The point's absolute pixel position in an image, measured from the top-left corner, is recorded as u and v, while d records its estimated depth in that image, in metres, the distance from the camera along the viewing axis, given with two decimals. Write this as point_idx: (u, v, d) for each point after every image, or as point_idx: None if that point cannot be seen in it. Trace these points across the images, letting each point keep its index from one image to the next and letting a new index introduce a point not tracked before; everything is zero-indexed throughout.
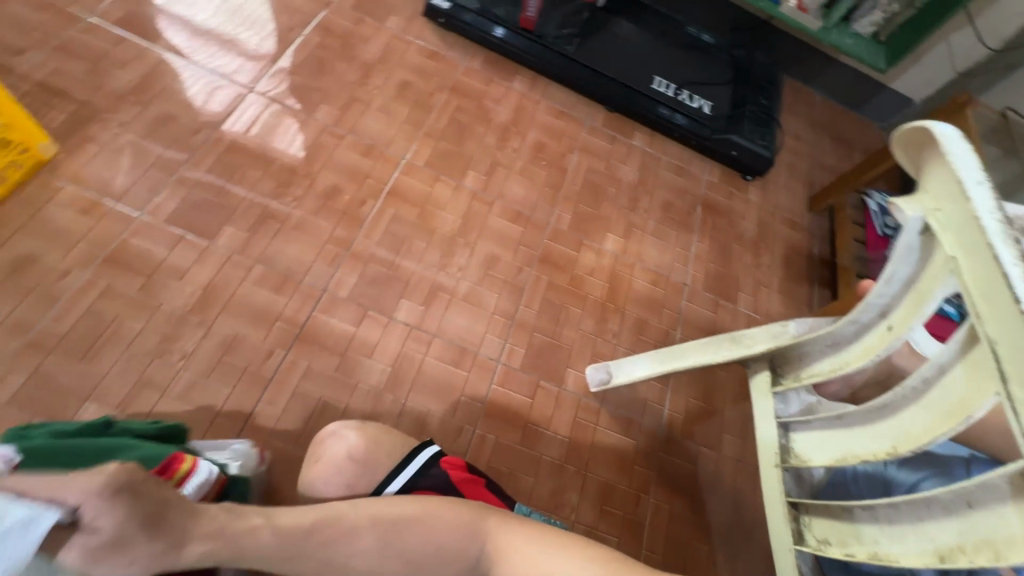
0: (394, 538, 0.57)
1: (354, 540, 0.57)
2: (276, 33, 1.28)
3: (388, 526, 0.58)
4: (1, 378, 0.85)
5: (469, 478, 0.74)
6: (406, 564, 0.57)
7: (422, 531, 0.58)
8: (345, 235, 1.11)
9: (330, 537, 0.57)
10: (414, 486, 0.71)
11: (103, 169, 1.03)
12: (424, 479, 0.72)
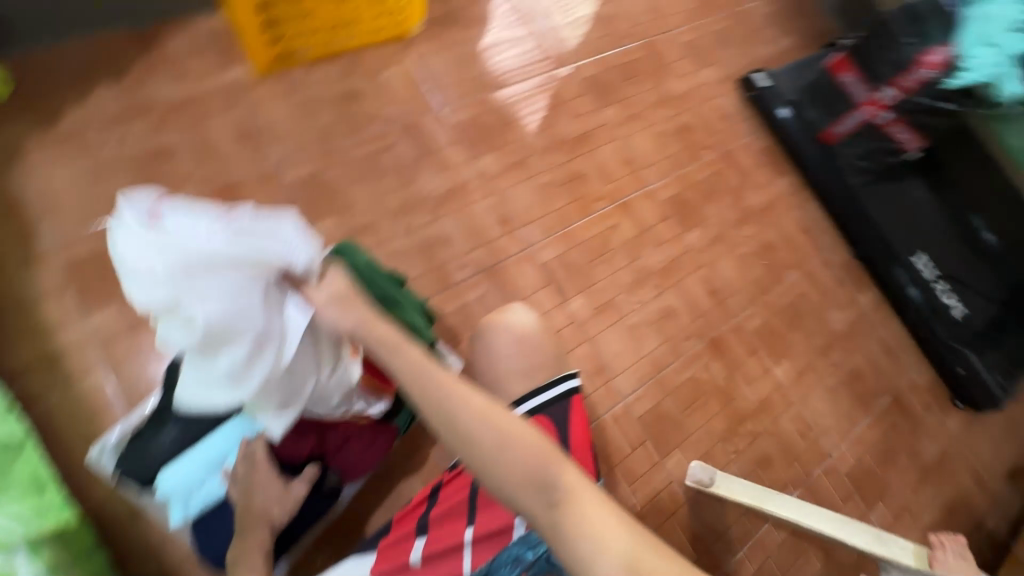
0: (490, 414, 0.55)
1: (452, 400, 0.55)
2: (613, 33, 1.42)
3: (481, 409, 0.55)
4: (294, 163, 1.04)
5: (580, 427, 0.84)
6: (500, 448, 0.54)
7: (509, 421, 0.56)
8: (568, 215, 1.19)
9: (429, 389, 0.56)
10: (545, 407, 0.83)
11: (438, 61, 1.22)
12: (556, 407, 0.83)
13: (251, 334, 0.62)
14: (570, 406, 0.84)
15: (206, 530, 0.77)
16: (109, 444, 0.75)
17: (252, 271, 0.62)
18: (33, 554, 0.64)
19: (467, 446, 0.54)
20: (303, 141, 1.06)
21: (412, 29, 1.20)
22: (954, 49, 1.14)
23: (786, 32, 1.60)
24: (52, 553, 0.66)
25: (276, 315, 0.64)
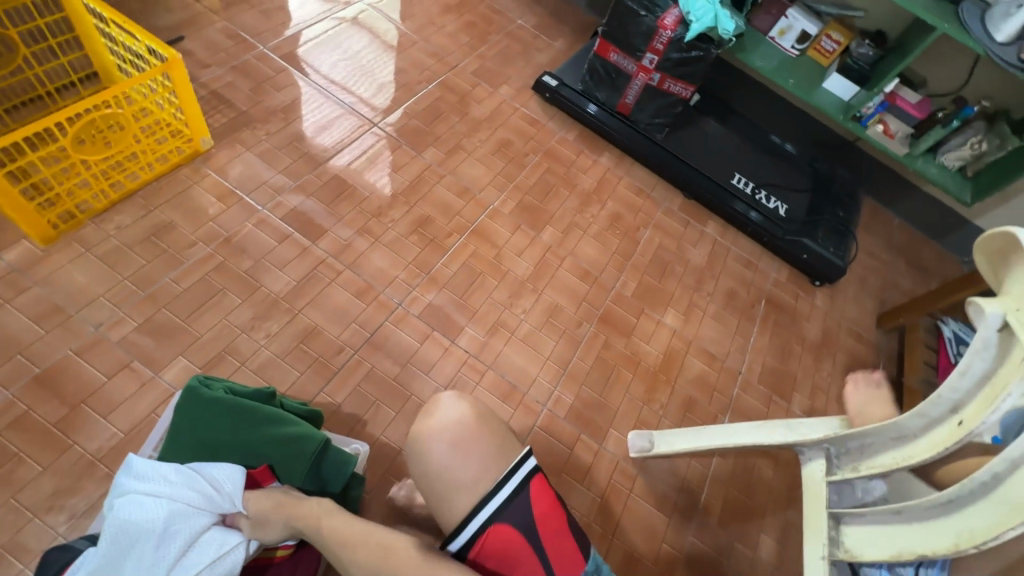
0: (373, 541, 0.65)
1: (349, 547, 0.65)
2: (406, 84, 1.49)
3: (378, 553, 0.63)
4: (118, 319, 0.96)
5: (551, 510, 0.69)
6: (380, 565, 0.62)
7: (383, 546, 0.63)
8: (427, 260, 1.21)
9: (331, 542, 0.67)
10: (502, 510, 0.67)
11: (242, 165, 1.20)
12: (515, 503, 0.67)
13: (158, 529, 0.70)
14: (534, 494, 0.68)
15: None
16: None
17: (189, 486, 0.74)
18: None
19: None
20: (119, 295, 0.98)
21: (205, 141, 1.17)
22: (679, 10, 1.35)
23: (556, 36, 1.78)
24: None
25: (182, 501, 0.72)
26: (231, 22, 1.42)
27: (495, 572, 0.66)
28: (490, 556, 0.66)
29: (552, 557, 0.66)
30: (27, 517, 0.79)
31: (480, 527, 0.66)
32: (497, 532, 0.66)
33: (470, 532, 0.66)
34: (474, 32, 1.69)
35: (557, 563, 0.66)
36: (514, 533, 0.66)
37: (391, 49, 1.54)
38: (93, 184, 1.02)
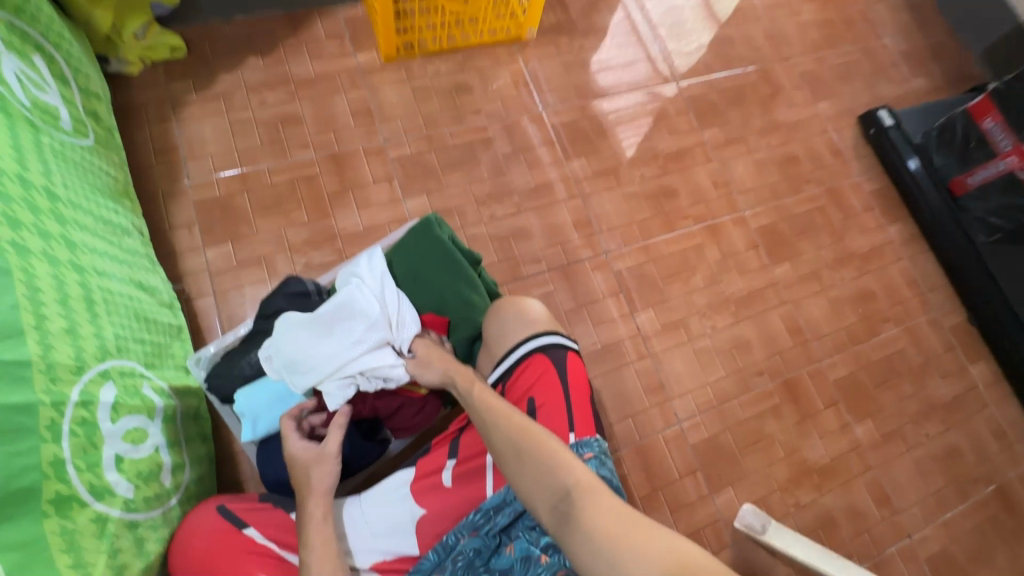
0: (505, 412, 0.59)
1: (489, 415, 0.59)
2: (725, 56, 1.40)
3: (517, 427, 0.57)
4: (401, 142, 1.12)
5: (579, 377, 0.75)
6: (512, 438, 0.56)
7: (518, 420, 0.57)
8: (651, 229, 1.18)
9: (476, 405, 0.61)
10: (537, 352, 0.75)
11: (547, 66, 1.27)
12: (550, 353, 0.75)
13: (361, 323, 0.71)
14: (571, 360, 0.76)
15: (271, 453, 0.73)
16: (206, 355, 0.78)
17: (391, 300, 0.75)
18: (163, 422, 0.70)
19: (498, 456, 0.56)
20: (409, 124, 1.14)
21: (529, 31, 1.25)
22: None
23: (919, 73, 1.49)
24: (174, 424, 0.73)
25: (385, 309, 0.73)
26: None
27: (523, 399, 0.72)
28: (525, 386, 0.73)
29: (574, 408, 0.72)
30: (283, 247, 1.01)
31: (524, 354, 0.75)
32: (533, 365, 0.74)
33: (513, 359, 0.75)
34: (827, 31, 1.49)
35: (576, 414, 0.71)
36: (548, 371, 0.73)
37: (718, 19, 1.43)
38: (436, 30, 1.18)
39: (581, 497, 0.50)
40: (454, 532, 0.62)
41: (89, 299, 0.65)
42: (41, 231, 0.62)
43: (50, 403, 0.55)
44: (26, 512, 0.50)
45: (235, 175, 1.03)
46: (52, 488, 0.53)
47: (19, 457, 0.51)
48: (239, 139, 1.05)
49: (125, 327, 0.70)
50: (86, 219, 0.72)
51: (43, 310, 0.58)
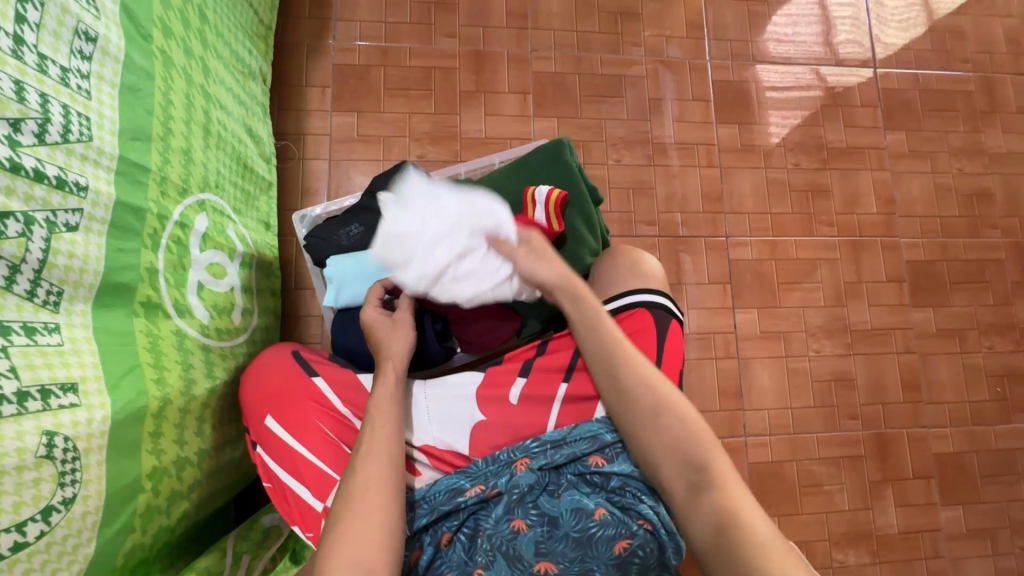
0: (624, 370, 0.56)
1: (613, 372, 0.56)
2: (947, 52, 1.16)
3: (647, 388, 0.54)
4: (547, 57, 1.04)
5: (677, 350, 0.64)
6: (641, 399, 0.54)
7: (640, 380, 0.55)
8: (787, 226, 1.05)
9: (614, 354, 0.57)
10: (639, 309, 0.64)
11: (732, 12, 1.11)
12: (655, 315, 0.64)
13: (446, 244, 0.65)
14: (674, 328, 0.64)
15: (347, 324, 0.71)
16: (312, 215, 0.79)
17: None
18: (242, 267, 0.72)
19: (626, 413, 0.55)
20: (561, 39, 1.05)
21: None
22: None
23: None
24: (249, 272, 0.74)
25: None
26: None
27: None
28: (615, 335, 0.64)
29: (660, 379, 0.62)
30: (403, 133, 0.99)
31: (623, 305, 0.65)
32: (631, 319, 0.64)
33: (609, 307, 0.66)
34: None
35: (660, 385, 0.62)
36: (645, 330, 0.63)
37: (936, 7, 1.17)
38: None
39: (715, 481, 0.48)
40: (506, 453, 0.58)
41: (207, 128, 0.66)
42: (186, 47, 0.62)
43: (157, 214, 0.56)
44: (121, 305, 0.52)
45: (377, 48, 1.00)
46: (144, 291, 0.54)
47: (123, 253, 0.52)
48: (390, 11, 1.01)
49: (228, 167, 0.70)
50: (226, 49, 0.73)
51: (168, 122, 0.58)
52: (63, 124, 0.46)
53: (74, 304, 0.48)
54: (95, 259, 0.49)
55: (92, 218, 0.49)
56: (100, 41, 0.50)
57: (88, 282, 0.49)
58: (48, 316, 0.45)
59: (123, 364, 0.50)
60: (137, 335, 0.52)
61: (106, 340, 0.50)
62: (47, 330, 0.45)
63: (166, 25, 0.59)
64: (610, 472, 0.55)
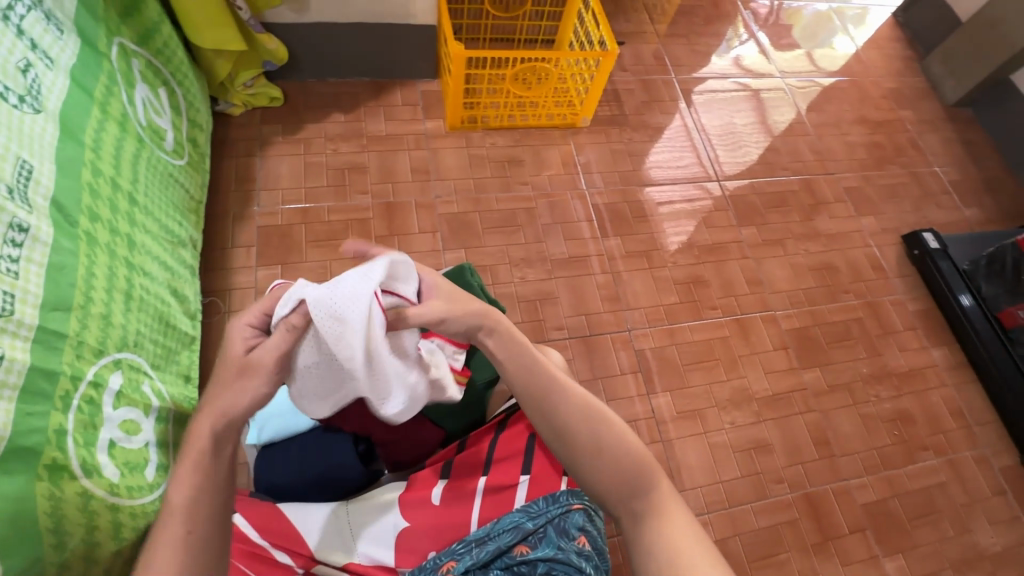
0: (567, 406, 0.60)
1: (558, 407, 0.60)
2: (770, 164, 1.46)
3: (589, 421, 0.59)
4: (450, 200, 1.21)
5: None
6: (586, 435, 0.59)
7: (583, 421, 0.60)
8: (679, 314, 1.19)
9: (550, 385, 0.61)
10: None
11: (597, 152, 1.36)
12: None
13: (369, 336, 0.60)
14: None
15: (271, 460, 0.73)
16: None
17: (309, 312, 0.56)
18: (158, 421, 0.72)
19: (571, 446, 0.59)
20: (461, 186, 1.23)
21: (583, 120, 1.37)
22: None
23: (969, 204, 1.50)
24: (165, 426, 0.73)
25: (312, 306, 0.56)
26: (665, 46, 1.60)
27: (523, 434, 0.70)
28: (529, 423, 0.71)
29: None
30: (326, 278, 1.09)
31: None
32: None
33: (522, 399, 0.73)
34: (876, 153, 1.53)
35: None
36: None
37: (773, 129, 1.52)
38: (499, 109, 1.30)
39: (657, 508, 0.56)
40: (433, 559, 0.61)
41: (129, 292, 0.71)
42: (112, 226, 0.71)
43: (70, 375, 0.59)
44: (24, 469, 0.52)
45: (298, 209, 1.14)
46: (50, 453, 0.55)
47: (31, 417, 0.53)
48: (309, 179, 1.17)
49: (148, 326, 0.75)
50: (155, 224, 0.82)
51: (89, 292, 0.64)
52: None
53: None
54: (2, 423, 0.50)
55: (5, 384, 0.52)
56: (31, 230, 0.58)
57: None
58: None
59: (14, 532, 0.50)
60: (37, 499, 0.52)
61: (5, 506, 0.49)
62: None
63: (91, 212, 0.67)
64: (535, 559, 0.60)
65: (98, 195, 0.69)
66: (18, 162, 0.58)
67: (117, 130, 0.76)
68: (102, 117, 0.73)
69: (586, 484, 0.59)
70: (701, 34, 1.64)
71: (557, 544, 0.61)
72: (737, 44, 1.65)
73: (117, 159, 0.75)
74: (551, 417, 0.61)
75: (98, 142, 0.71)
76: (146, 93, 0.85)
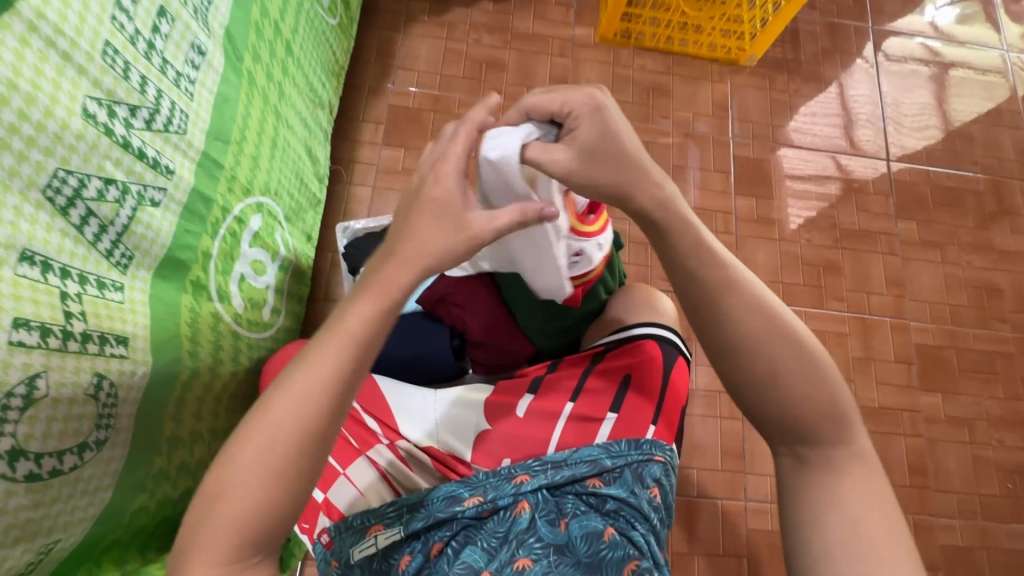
0: (745, 322, 0.52)
1: (742, 322, 0.52)
2: (957, 154, 1.23)
3: (776, 342, 0.52)
4: None
5: (678, 386, 0.68)
6: (763, 362, 0.52)
7: (766, 344, 0.52)
8: (797, 297, 1.08)
9: (732, 293, 0.52)
10: (650, 341, 0.68)
11: (755, 98, 1.21)
12: (664, 350, 0.68)
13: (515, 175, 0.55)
14: (679, 365, 0.69)
15: None
16: (352, 227, 0.85)
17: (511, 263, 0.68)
18: (279, 269, 0.77)
19: (744, 371, 0.53)
20: None
21: (749, 58, 1.20)
22: None
23: None
24: (284, 275, 0.79)
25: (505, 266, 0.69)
26: None
27: (618, 372, 0.67)
28: (626, 364, 0.67)
29: (662, 411, 0.66)
30: None
31: (635, 336, 0.69)
32: (640, 348, 0.68)
33: (622, 337, 0.70)
34: None
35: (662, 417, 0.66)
36: (652, 362, 0.67)
37: (951, 118, 1.26)
38: (658, 27, 1.16)
39: (825, 464, 0.52)
40: (508, 468, 0.61)
41: (274, 141, 0.72)
42: (269, 73, 0.70)
43: (220, 206, 0.60)
44: (175, 278, 0.55)
45: (430, 96, 1.11)
46: (195, 272, 0.57)
47: (188, 235, 0.55)
48: (446, 66, 1.13)
49: (286, 178, 0.77)
50: (303, 79, 0.82)
51: (245, 131, 0.64)
52: (168, 116, 0.52)
53: (139, 270, 0.50)
54: (166, 235, 0.53)
55: (170, 198, 0.53)
56: (208, 56, 0.57)
57: (155, 254, 0.52)
58: (117, 276, 0.48)
59: (167, 331, 0.53)
60: (183, 310, 0.55)
61: (160, 309, 0.52)
62: (115, 287, 0.47)
63: (255, 52, 0.66)
64: (606, 495, 0.60)
65: (263, 36, 0.68)
66: None
67: None
68: None
69: (745, 409, 0.55)
70: None
71: (631, 488, 0.60)
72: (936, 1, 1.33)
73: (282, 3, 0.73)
74: (727, 329, 0.53)
75: None
76: None
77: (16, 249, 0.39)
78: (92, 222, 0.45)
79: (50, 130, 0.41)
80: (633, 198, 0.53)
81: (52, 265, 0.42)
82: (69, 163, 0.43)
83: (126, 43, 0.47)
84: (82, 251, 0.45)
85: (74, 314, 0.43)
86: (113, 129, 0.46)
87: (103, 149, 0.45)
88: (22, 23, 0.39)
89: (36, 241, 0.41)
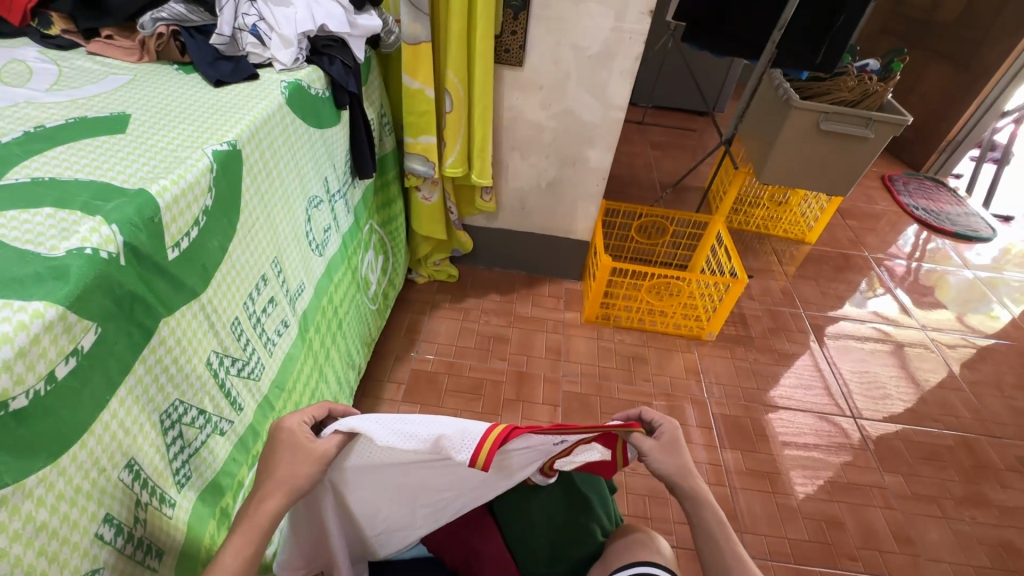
0: None
1: None
2: (915, 412, 1.38)
3: None
4: (575, 381, 1.33)
5: None
6: None
7: None
8: (807, 554, 1.07)
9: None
10: None
11: (721, 365, 1.42)
12: None
13: (553, 442, 0.58)
14: None
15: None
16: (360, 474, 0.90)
17: (387, 513, 0.66)
18: None
19: None
20: (587, 370, 1.36)
21: (708, 334, 1.47)
22: None
23: None
24: None
25: (379, 521, 0.67)
26: (794, 286, 1.72)
27: None
28: None
29: None
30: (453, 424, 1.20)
31: None
32: None
33: None
34: None
35: None
36: None
37: (921, 382, 1.46)
38: (631, 312, 1.47)
39: None
40: None
41: (312, 392, 0.88)
42: (323, 341, 0.92)
43: (263, 440, 0.72)
44: (211, 503, 0.61)
45: (446, 361, 1.33)
46: (227, 499, 0.64)
47: (231, 462, 0.65)
48: (461, 340, 1.39)
49: None
50: (342, 347, 1.03)
51: (295, 384, 0.80)
52: (252, 367, 0.68)
53: (190, 490, 0.58)
54: (216, 461, 0.62)
55: (234, 429, 0.65)
56: (289, 329, 0.78)
57: (204, 478, 0.60)
58: (173, 493, 0.55)
59: (188, 553, 0.56)
60: (207, 536, 0.59)
61: (193, 532, 0.57)
62: (168, 502, 0.54)
63: (318, 326, 0.89)
64: None
65: (325, 316, 0.92)
66: (300, 281, 0.81)
67: (349, 278, 1.03)
68: (347, 265, 1.02)
69: None
70: (830, 281, 1.76)
71: None
72: (873, 297, 1.72)
73: (341, 296, 1.00)
74: None
75: (337, 281, 0.97)
76: (371, 257, 1.17)
77: (127, 456, 0.48)
78: (177, 442, 0.56)
79: (185, 371, 0.56)
80: (677, 486, 0.60)
81: (140, 473, 0.50)
82: (183, 396, 0.56)
83: (246, 318, 0.67)
84: (162, 467, 0.53)
85: (138, 519, 0.50)
86: (218, 373, 0.61)
87: (207, 387, 0.60)
88: (198, 305, 0.57)
89: (140, 452, 0.50)
